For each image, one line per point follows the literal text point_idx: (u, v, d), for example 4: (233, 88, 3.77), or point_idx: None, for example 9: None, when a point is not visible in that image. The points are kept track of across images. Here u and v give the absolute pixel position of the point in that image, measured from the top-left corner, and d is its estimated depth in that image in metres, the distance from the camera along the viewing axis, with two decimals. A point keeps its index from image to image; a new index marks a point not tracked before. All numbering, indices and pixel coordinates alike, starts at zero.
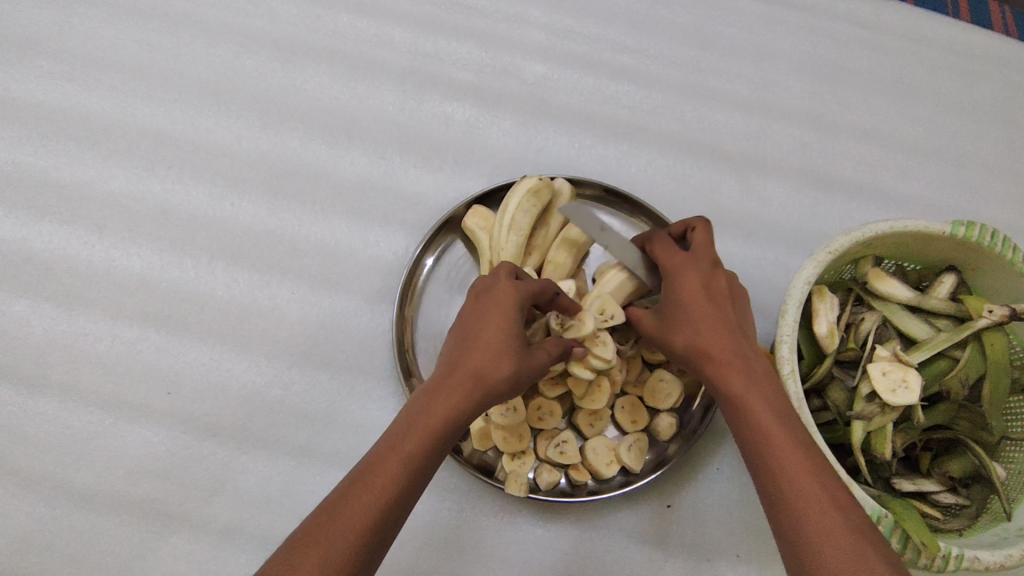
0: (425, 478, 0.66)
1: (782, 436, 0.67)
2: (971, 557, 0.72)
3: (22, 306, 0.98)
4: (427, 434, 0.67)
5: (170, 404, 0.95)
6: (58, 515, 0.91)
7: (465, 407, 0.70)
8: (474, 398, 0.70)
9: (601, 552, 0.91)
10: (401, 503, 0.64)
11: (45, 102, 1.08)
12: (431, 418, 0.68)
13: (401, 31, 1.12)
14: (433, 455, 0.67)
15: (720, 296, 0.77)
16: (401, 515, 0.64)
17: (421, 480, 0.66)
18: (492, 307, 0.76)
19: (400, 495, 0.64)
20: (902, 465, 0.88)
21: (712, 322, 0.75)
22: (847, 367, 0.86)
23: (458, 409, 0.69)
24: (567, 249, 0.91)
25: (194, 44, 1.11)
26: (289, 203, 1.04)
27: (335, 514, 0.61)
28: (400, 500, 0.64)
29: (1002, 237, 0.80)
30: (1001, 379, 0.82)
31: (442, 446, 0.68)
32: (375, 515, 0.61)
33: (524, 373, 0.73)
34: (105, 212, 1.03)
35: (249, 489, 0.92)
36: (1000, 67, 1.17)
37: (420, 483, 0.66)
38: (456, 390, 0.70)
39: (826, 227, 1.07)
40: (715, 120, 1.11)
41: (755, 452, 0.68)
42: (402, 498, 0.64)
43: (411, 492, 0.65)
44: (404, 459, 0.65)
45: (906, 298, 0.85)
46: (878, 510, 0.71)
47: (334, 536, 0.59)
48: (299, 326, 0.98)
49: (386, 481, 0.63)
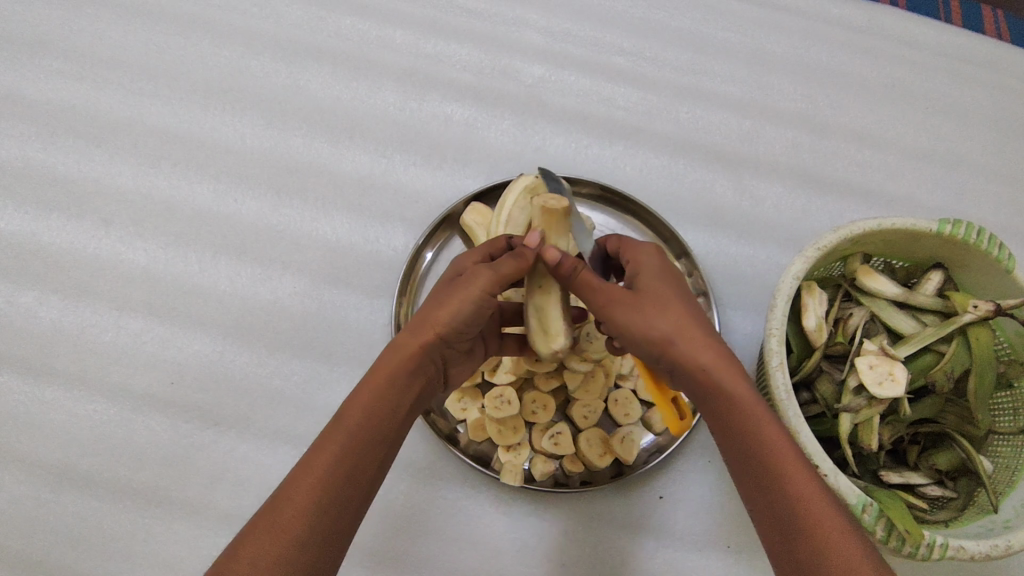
0: (374, 441, 0.67)
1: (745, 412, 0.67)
2: (956, 546, 0.73)
3: (30, 298, 1.01)
4: (363, 403, 0.67)
5: (173, 394, 0.97)
6: (62, 500, 0.93)
7: (400, 364, 0.69)
8: (408, 354, 0.70)
9: (594, 543, 0.92)
10: (347, 473, 0.65)
11: (54, 99, 1.10)
12: (364, 389, 0.69)
13: (403, 33, 1.15)
14: (374, 424, 0.68)
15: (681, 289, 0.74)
16: (354, 481, 0.65)
17: (368, 446, 0.67)
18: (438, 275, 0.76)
19: (342, 467, 0.64)
20: (890, 458, 0.90)
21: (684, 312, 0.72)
22: (836, 361, 0.88)
23: (393, 370, 0.69)
24: None
25: (201, 44, 1.14)
26: (292, 199, 1.06)
27: (280, 504, 0.63)
28: (344, 469, 0.64)
29: (989, 235, 0.81)
30: (987, 373, 0.83)
31: (384, 407, 0.68)
32: (319, 490, 0.63)
33: (457, 311, 0.71)
34: (112, 207, 1.06)
35: (249, 477, 0.94)
36: (991, 72, 1.19)
37: (367, 448, 0.66)
38: (388, 352, 0.71)
39: (818, 226, 1.09)
40: (709, 121, 1.13)
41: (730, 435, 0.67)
42: (346, 473, 0.64)
43: (357, 460, 0.65)
44: (340, 435, 0.66)
45: (894, 294, 0.87)
46: (861, 500, 0.72)
47: (281, 523, 0.61)
48: (300, 319, 1.01)
49: (322, 459, 0.64)
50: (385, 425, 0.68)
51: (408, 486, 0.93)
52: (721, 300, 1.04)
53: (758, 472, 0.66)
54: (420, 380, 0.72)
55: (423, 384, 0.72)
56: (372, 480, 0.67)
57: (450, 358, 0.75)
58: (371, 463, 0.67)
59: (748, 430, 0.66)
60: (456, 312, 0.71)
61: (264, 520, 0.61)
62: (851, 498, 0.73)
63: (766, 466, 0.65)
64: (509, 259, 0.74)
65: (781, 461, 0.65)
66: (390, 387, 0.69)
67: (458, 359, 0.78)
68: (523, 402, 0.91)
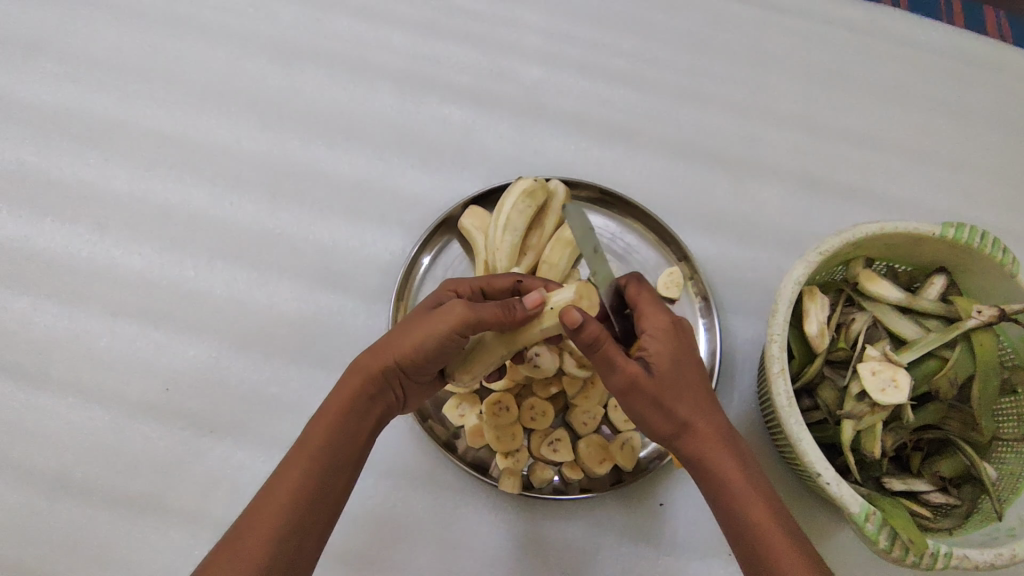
0: (338, 462, 0.67)
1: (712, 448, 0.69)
2: (960, 556, 0.72)
3: (25, 303, 1.00)
4: (325, 425, 0.69)
5: (168, 400, 0.96)
6: (57, 508, 0.92)
7: (362, 385, 0.71)
8: (369, 377, 0.72)
9: (593, 550, 0.91)
10: (309, 495, 0.65)
11: (49, 103, 1.10)
12: (325, 411, 0.70)
13: (401, 35, 1.14)
14: (336, 445, 0.68)
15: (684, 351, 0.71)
16: (317, 504, 0.65)
17: (330, 468, 0.67)
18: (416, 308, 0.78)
19: (305, 490, 0.65)
20: (893, 465, 0.88)
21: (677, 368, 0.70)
22: (838, 367, 0.87)
23: (355, 391, 0.71)
24: (562, 246, 0.92)
25: (197, 46, 1.13)
26: (288, 203, 1.05)
27: (243, 533, 0.62)
28: (306, 492, 0.65)
29: (993, 239, 0.80)
30: (991, 379, 0.82)
31: (346, 431, 0.69)
32: (281, 514, 0.63)
33: (422, 341, 0.72)
34: (107, 211, 1.05)
35: (244, 484, 0.93)
36: (993, 73, 1.18)
37: (329, 471, 0.67)
38: (350, 375, 0.72)
39: (820, 229, 1.07)
40: (709, 123, 1.12)
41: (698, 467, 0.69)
42: (311, 493, 0.65)
43: (320, 483, 0.66)
44: (303, 456, 0.66)
45: (897, 298, 0.86)
46: (865, 509, 0.71)
47: (242, 550, 0.61)
48: (297, 324, 1.00)
49: (288, 483, 0.65)
50: (346, 448, 0.69)
51: (406, 494, 0.92)
52: (722, 304, 1.02)
53: (736, 525, 0.67)
54: (379, 405, 0.73)
55: (382, 409, 0.73)
56: (336, 503, 0.67)
57: (411, 388, 0.76)
58: (333, 486, 0.67)
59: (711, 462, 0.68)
60: (419, 341, 0.72)
61: (225, 548, 0.61)
62: (853, 506, 0.72)
63: (739, 520, 0.67)
64: (491, 305, 0.73)
65: (752, 512, 0.66)
66: (349, 410, 0.70)
67: (422, 388, 0.79)
68: (521, 408, 0.90)
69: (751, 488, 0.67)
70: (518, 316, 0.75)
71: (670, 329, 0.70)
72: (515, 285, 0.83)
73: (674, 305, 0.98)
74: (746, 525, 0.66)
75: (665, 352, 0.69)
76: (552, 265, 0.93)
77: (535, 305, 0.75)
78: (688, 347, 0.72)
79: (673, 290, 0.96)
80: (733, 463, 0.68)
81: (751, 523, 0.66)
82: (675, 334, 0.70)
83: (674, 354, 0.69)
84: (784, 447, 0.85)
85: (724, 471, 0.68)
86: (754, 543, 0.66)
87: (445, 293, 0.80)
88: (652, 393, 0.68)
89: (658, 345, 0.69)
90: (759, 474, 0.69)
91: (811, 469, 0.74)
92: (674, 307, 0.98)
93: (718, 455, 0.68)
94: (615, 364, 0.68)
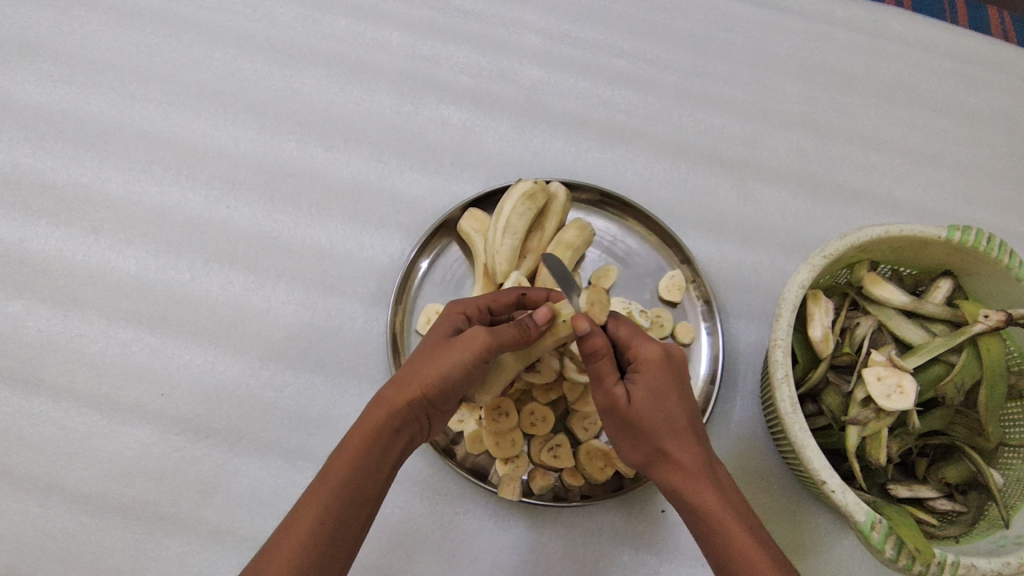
0: (359, 499, 0.66)
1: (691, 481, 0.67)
2: (968, 564, 0.71)
3: (18, 307, 0.99)
4: (348, 458, 0.67)
5: (164, 406, 0.95)
6: (50, 515, 0.91)
7: (388, 418, 0.69)
8: (394, 409, 0.70)
9: (594, 557, 0.90)
10: (331, 532, 0.63)
11: (44, 104, 1.08)
12: (348, 444, 0.68)
13: (399, 35, 1.12)
14: (360, 480, 0.66)
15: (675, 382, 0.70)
16: (338, 542, 0.64)
17: (353, 504, 0.65)
18: (436, 333, 0.76)
19: (327, 526, 0.63)
20: (899, 471, 0.87)
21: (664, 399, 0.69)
22: (842, 371, 0.86)
23: (379, 424, 0.69)
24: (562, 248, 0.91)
25: (193, 47, 1.12)
26: (285, 205, 1.04)
27: (261, 568, 0.61)
28: (328, 528, 0.63)
29: (1000, 242, 0.79)
30: (999, 385, 0.81)
31: (368, 465, 0.67)
32: (303, 553, 0.61)
33: (447, 370, 0.70)
34: (102, 214, 1.03)
35: (241, 491, 0.92)
36: (998, 73, 1.17)
37: (352, 507, 0.65)
38: (375, 407, 0.70)
39: (823, 232, 1.06)
40: (711, 124, 1.11)
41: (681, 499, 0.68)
42: (330, 531, 0.63)
43: (342, 520, 0.64)
44: (325, 491, 0.65)
45: (902, 302, 0.85)
46: (871, 517, 0.70)
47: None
48: (295, 329, 0.98)
49: (308, 518, 0.63)
50: (370, 483, 0.67)
51: (405, 500, 0.91)
52: (725, 307, 1.01)
53: (717, 556, 0.65)
54: (403, 436, 0.71)
55: (407, 440, 0.72)
56: (356, 539, 0.66)
57: (435, 418, 0.75)
58: (354, 522, 0.65)
59: (694, 495, 0.67)
60: (445, 371, 0.70)
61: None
62: (859, 515, 0.70)
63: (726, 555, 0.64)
64: (508, 327, 0.72)
65: (743, 548, 0.64)
66: (374, 443, 0.68)
67: (444, 416, 0.77)
68: (521, 414, 0.89)
69: (732, 518, 0.65)
70: (534, 335, 0.74)
71: (659, 359, 0.70)
72: (519, 298, 0.80)
73: (676, 309, 0.97)
74: (727, 557, 0.65)
75: (649, 382, 0.69)
76: (552, 268, 0.92)
77: (546, 319, 0.73)
78: (680, 379, 0.71)
79: (675, 294, 0.95)
80: (712, 494, 0.66)
81: (732, 553, 0.64)
82: (663, 365, 0.70)
83: (656, 386, 0.69)
84: (789, 454, 0.83)
85: (705, 503, 0.66)
86: (735, 575, 0.64)
87: (457, 316, 0.77)
88: (627, 419, 0.70)
89: (645, 373, 0.70)
90: (742, 505, 0.67)
91: (815, 477, 0.73)
92: (676, 311, 0.97)
93: (700, 488, 0.67)
94: (604, 382, 0.70)
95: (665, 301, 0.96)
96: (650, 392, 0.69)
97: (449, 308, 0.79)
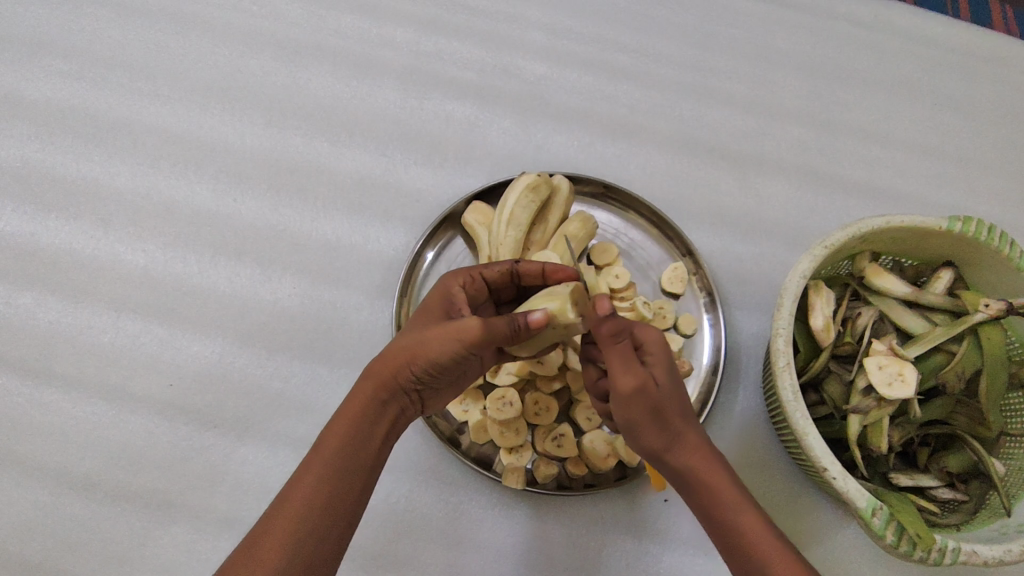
0: (352, 469, 0.66)
1: (705, 459, 0.67)
2: (969, 551, 0.71)
3: (29, 299, 1.00)
4: (338, 433, 0.67)
5: (172, 396, 0.96)
6: (59, 504, 0.92)
7: (375, 391, 0.69)
8: (381, 383, 0.70)
9: (596, 546, 0.91)
10: (325, 502, 0.64)
11: (54, 100, 1.10)
12: (339, 419, 0.69)
13: (403, 31, 1.14)
14: (354, 452, 0.67)
15: (677, 364, 0.70)
16: (337, 509, 0.64)
17: (345, 473, 0.66)
18: (428, 308, 0.76)
19: (321, 494, 0.64)
20: (900, 460, 0.87)
21: (669, 381, 0.68)
22: (844, 361, 0.86)
23: (367, 399, 0.69)
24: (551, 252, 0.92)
25: (200, 43, 1.13)
26: (292, 199, 1.05)
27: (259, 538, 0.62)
28: (321, 498, 0.64)
29: (1000, 233, 0.80)
30: (999, 374, 0.81)
31: (360, 437, 0.68)
32: (300, 522, 0.63)
33: (433, 352, 0.69)
34: (111, 208, 1.05)
35: (249, 479, 0.93)
36: (999, 66, 1.17)
37: (346, 477, 0.66)
38: (362, 381, 0.70)
39: (825, 224, 1.07)
40: (713, 117, 1.11)
41: (690, 476, 0.67)
42: (326, 501, 0.64)
43: (337, 489, 0.65)
44: (319, 462, 0.65)
45: (903, 293, 0.85)
46: (871, 504, 0.70)
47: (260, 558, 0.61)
48: (300, 320, 1.00)
49: (303, 487, 0.64)
50: (362, 453, 0.67)
51: (411, 490, 0.92)
52: (727, 299, 1.02)
53: (727, 534, 0.66)
54: (393, 410, 0.71)
55: (396, 414, 0.72)
56: (355, 508, 0.66)
57: (426, 393, 0.74)
58: (350, 492, 0.66)
59: (703, 473, 0.67)
60: (430, 352, 0.69)
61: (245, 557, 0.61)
62: (860, 502, 0.70)
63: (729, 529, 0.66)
64: (500, 320, 0.69)
65: (745, 523, 0.65)
66: (364, 416, 0.69)
67: (437, 393, 0.76)
68: (526, 404, 0.89)
69: (738, 494, 0.66)
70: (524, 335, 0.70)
71: (660, 340, 0.70)
72: (512, 268, 0.81)
73: (679, 300, 0.97)
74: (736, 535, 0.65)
75: (660, 363, 0.68)
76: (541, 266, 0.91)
77: (539, 324, 0.69)
78: (678, 363, 0.71)
79: (678, 286, 0.96)
80: (720, 472, 0.67)
81: (738, 534, 0.65)
82: (664, 345, 0.70)
83: (666, 365, 0.68)
84: (791, 441, 0.84)
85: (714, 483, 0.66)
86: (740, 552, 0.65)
87: (453, 291, 0.77)
88: (647, 404, 0.66)
89: (653, 353, 0.69)
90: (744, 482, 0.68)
91: (816, 464, 0.73)
92: (678, 302, 0.97)
93: (707, 465, 0.67)
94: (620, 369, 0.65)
95: (667, 292, 0.97)
96: (663, 375, 0.68)
97: (442, 282, 0.79)
